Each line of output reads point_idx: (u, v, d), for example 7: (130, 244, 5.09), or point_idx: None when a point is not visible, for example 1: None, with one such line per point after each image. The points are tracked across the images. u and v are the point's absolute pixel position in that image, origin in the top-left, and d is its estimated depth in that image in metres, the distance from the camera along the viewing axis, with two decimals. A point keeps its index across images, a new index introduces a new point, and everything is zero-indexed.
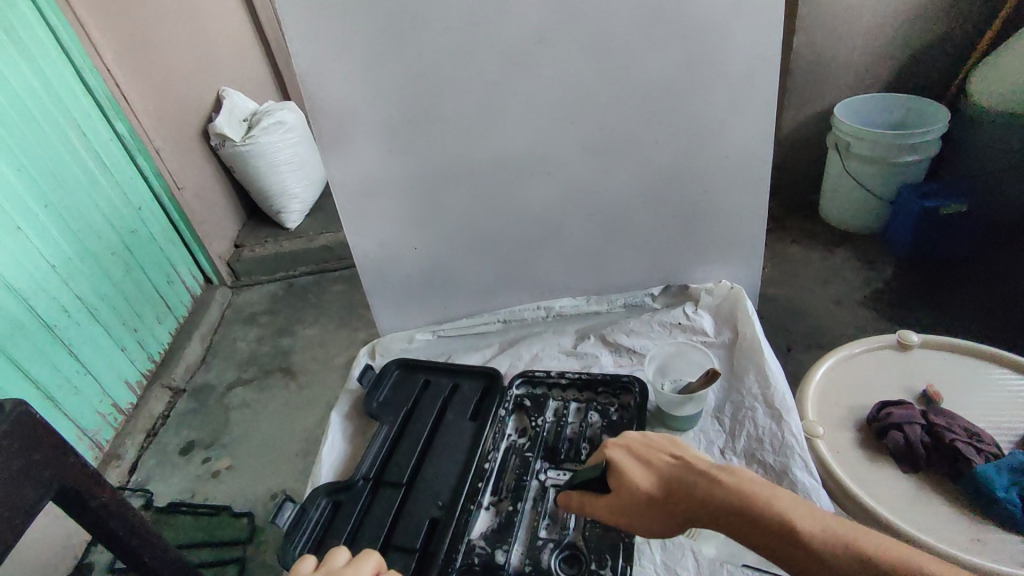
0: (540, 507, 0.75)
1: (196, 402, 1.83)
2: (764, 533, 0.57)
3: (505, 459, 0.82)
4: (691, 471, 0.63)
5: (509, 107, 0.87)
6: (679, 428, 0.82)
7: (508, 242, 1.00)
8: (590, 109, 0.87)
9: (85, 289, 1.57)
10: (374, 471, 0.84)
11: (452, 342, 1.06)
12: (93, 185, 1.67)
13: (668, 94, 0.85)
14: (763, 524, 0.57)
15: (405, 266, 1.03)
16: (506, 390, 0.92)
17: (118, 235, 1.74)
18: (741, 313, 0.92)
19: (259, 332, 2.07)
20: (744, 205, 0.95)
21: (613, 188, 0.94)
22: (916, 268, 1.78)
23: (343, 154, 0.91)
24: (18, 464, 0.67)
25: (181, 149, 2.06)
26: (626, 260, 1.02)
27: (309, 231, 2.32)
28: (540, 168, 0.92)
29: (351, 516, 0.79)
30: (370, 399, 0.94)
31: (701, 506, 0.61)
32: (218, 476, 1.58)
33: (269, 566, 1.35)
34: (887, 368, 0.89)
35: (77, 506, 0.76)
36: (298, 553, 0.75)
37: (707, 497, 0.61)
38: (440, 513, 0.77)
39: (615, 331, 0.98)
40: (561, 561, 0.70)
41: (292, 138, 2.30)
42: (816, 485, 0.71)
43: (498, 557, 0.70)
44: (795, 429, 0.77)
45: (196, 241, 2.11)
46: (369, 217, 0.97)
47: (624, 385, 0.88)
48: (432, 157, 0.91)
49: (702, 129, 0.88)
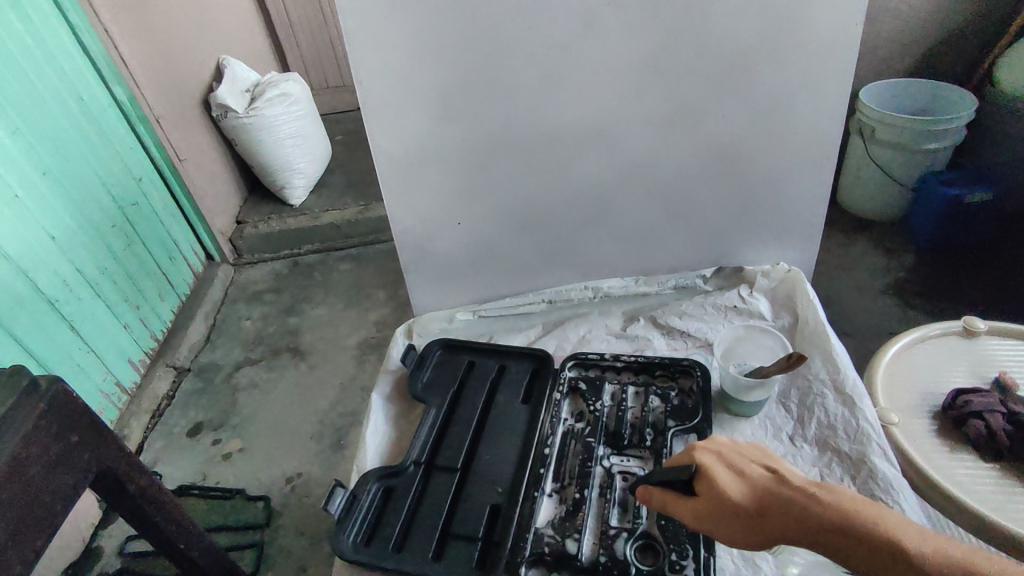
0: (608, 494, 0.73)
1: (201, 382, 1.77)
2: (869, 553, 0.52)
3: (565, 444, 0.79)
4: (789, 483, 0.58)
5: (571, 74, 0.82)
6: (743, 414, 0.80)
7: (556, 218, 0.96)
8: (656, 78, 0.82)
9: (87, 262, 1.50)
10: (425, 456, 0.81)
11: (494, 323, 1.02)
12: (92, 155, 1.57)
13: (740, 63, 0.81)
14: (870, 545, 0.52)
15: (446, 242, 0.98)
16: (558, 372, 0.88)
17: (119, 206, 1.65)
18: (800, 297, 0.90)
19: (265, 310, 2.01)
20: (806, 185, 0.92)
21: (672, 162, 0.90)
22: (937, 255, 1.77)
23: (389, 120, 0.85)
24: (58, 446, 0.62)
25: (182, 119, 1.96)
26: (677, 240, 0.98)
27: (314, 207, 2.24)
28: (597, 140, 0.88)
29: (405, 502, 0.76)
30: (414, 380, 0.90)
31: (797, 521, 0.56)
32: (230, 458, 1.52)
33: (289, 551, 1.31)
34: (957, 354, 0.87)
35: (113, 490, 0.71)
36: (353, 542, 0.72)
37: (805, 511, 0.56)
38: (501, 500, 0.75)
39: (666, 314, 0.95)
40: (637, 549, 0.68)
41: (296, 111, 2.19)
42: (897, 475, 0.69)
43: (568, 547, 0.68)
44: (869, 416, 0.74)
45: (197, 215, 2.02)
46: (412, 191, 0.92)
47: (683, 368, 0.85)
48: (484, 128, 0.86)
49: (770, 103, 0.84)
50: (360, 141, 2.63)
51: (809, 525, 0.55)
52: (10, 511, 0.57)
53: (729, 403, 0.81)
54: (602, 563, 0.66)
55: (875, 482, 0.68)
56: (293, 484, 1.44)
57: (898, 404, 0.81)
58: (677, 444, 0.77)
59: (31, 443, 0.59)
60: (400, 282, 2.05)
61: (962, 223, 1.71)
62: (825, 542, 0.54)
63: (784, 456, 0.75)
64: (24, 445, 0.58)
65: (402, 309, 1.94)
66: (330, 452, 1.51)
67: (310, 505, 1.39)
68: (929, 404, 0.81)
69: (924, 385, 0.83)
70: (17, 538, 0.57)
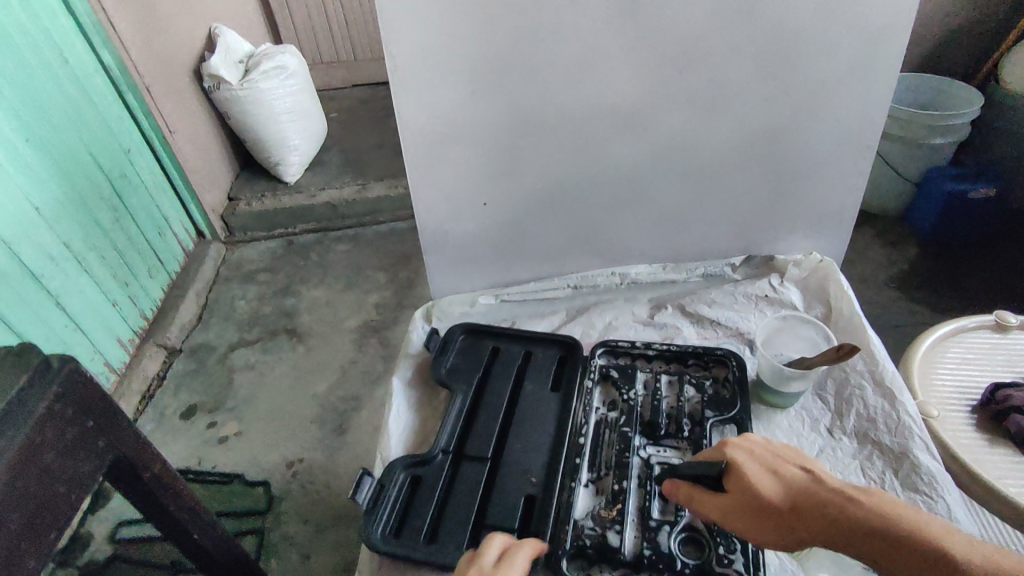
0: (648, 485, 0.71)
1: (194, 363, 1.71)
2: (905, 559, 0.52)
3: (599, 434, 0.77)
4: (826, 484, 0.57)
5: (616, 51, 0.78)
6: (779, 405, 0.79)
7: (587, 202, 0.92)
8: (701, 58, 0.78)
9: (74, 236, 1.41)
10: (453, 444, 0.78)
11: (517, 307, 0.99)
12: (78, 122, 1.47)
13: (789, 46, 0.78)
14: (910, 553, 0.52)
15: (472, 224, 0.94)
16: (588, 360, 0.86)
17: (108, 179, 1.56)
18: (832, 287, 0.90)
19: (259, 290, 1.95)
20: (843, 174, 0.90)
21: (710, 146, 0.87)
22: (938, 250, 1.79)
23: (419, 92, 0.79)
24: (72, 431, 0.56)
25: (173, 89, 1.84)
26: (708, 226, 0.96)
27: (310, 185, 2.17)
28: (635, 121, 0.84)
29: (435, 491, 0.73)
30: (438, 364, 0.87)
31: (834, 525, 0.55)
32: (226, 442, 1.48)
33: (291, 538, 1.28)
34: (994, 350, 0.90)
35: (126, 476, 0.65)
36: (382, 534, 0.69)
37: (844, 516, 0.55)
38: (536, 490, 0.73)
39: (696, 302, 0.93)
40: (681, 542, 0.66)
41: (292, 85, 2.08)
42: (940, 469, 0.69)
43: (610, 539, 0.67)
44: (909, 410, 0.74)
45: (188, 190, 1.92)
46: (437, 168, 0.87)
47: (718, 358, 0.84)
48: (521, 103, 0.81)
49: (817, 88, 0.82)
50: (355, 119, 2.56)
51: (847, 530, 0.54)
52: (21, 503, 0.51)
53: (766, 394, 0.80)
54: (647, 557, 0.65)
55: (918, 475, 0.68)
56: (294, 470, 1.41)
57: (936, 397, 0.84)
58: (715, 435, 0.75)
59: (44, 428, 0.53)
60: (399, 264, 2.00)
61: (963, 218, 1.72)
62: (862, 549, 0.54)
63: (824, 447, 0.74)
64: (36, 431, 0.52)
65: (403, 293, 1.90)
66: (332, 437, 1.47)
67: (313, 492, 1.36)
68: (966, 398, 0.85)
69: (961, 378, 0.86)
70: (29, 533, 0.51)
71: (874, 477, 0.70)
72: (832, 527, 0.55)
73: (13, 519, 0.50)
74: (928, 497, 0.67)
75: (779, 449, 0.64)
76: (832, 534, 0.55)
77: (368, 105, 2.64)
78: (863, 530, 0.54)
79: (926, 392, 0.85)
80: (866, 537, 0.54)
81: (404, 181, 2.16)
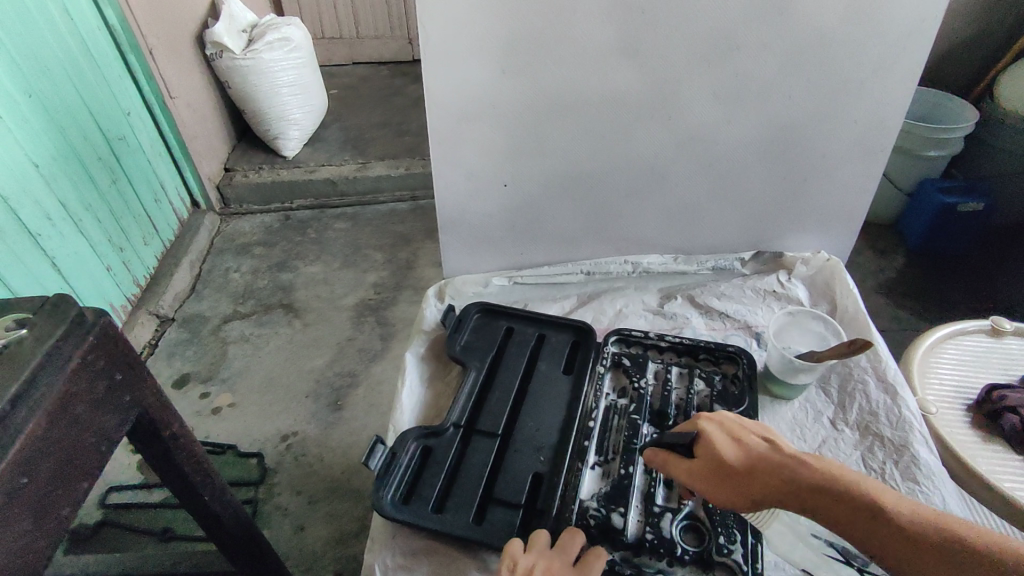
0: (653, 473, 0.73)
1: (186, 333, 1.68)
2: (850, 514, 0.50)
3: (607, 418, 0.79)
4: (784, 451, 0.56)
5: (649, 41, 0.78)
6: (784, 395, 0.83)
7: (607, 189, 0.94)
8: (732, 52, 0.80)
9: (70, 195, 1.37)
10: (464, 419, 0.80)
11: (529, 290, 1.01)
12: (77, 77, 1.42)
13: (818, 46, 0.80)
14: (859, 510, 0.50)
15: (490, 205, 0.94)
16: (602, 346, 0.88)
17: (106, 139, 1.52)
18: (838, 286, 0.95)
19: (254, 263, 1.92)
20: (852, 177, 0.94)
21: (732, 140, 0.89)
22: (926, 259, 1.84)
23: (451, 69, 0.79)
24: (102, 384, 0.56)
25: (176, 54, 1.80)
26: (720, 219, 0.99)
27: (310, 161, 2.14)
28: (661, 112, 0.85)
29: (445, 463, 0.75)
30: (453, 341, 0.88)
31: (785, 487, 0.54)
32: (219, 413, 1.47)
33: (285, 509, 1.28)
34: (989, 352, 0.96)
35: (145, 434, 0.65)
36: (392, 500, 0.70)
37: (793, 476, 0.54)
38: (544, 468, 0.75)
39: (705, 294, 0.97)
40: (683, 529, 0.69)
41: (296, 58, 2.04)
42: (937, 462, 0.72)
43: (615, 520, 0.68)
44: (909, 405, 0.78)
45: (186, 158, 1.88)
46: (462, 147, 0.87)
47: (729, 355, 0.86)
48: (550, 86, 0.82)
49: (839, 90, 0.84)
50: (356, 97, 2.53)
51: (796, 490, 0.53)
52: (55, 454, 0.51)
53: (773, 386, 0.83)
54: (650, 542, 0.67)
55: (918, 468, 0.72)
56: (288, 443, 1.40)
57: (935, 395, 0.90)
58: None
59: (78, 379, 0.53)
60: (398, 245, 2.00)
61: (951, 231, 1.77)
62: (812, 510, 0.52)
63: (827, 438, 0.77)
64: (71, 381, 0.52)
65: (401, 274, 1.89)
66: (327, 413, 1.47)
67: (307, 465, 1.36)
68: (963, 398, 0.90)
69: (958, 379, 0.92)
70: (61, 481, 0.52)
71: (875, 467, 0.73)
72: (783, 488, 0.54)
73: (48, 468, 0.50)
74: (923, 491, 0.70)
75: (753, 423, 0.63)
76: (783, 495, 0.54)
77: (369, 84, 2.62)
78: (812, 490, 0.52)
79: (927, 390, 0.90)
80: (814, 497, 0.52)
81: (405, 162, 2.15)
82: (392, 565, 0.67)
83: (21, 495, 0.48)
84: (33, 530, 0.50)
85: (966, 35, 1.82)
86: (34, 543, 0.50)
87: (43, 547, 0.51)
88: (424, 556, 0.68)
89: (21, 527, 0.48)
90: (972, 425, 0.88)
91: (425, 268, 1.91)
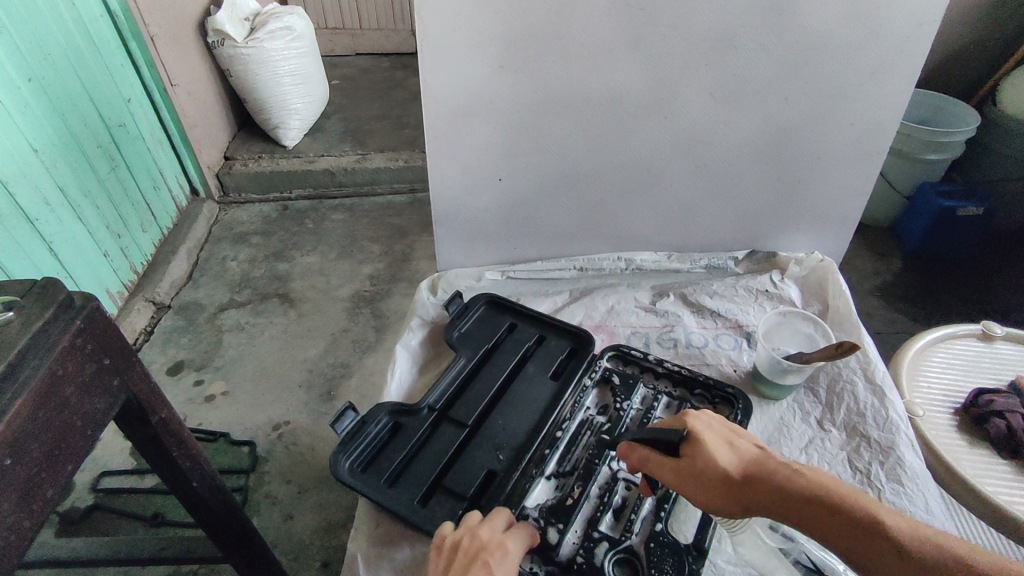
0: (606, 498, 0.72)
1: (183, 320, 1.69)
2: (845, 525, 0.51)
3: (579, 433, 0.79)
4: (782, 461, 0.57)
5: (647, 39, 0.78)
6: (774, 397, 0.83)
7: (603, 185, 0.94)
8: (730, 52, 0.80)
9: (70, 181, 1.38)
10: (441, 404, 0.83)
11: (522, 285, 1.01)
12: (80, 65, 1.42)
13: (816, 47, 0.80)
14: (853, 524, 0.51)
15: (484, 200, 0.94)
16: (596, 358, 0.87)
17: (106, 125, 1.51)
18: (831, 286, 0.95)
19: (251, 252, 1.92)
20: (847, 180, 0.94)
21: (728, 141, 0.89)
22: (922, 264, 1.84)
23: (447, 61, 0.78)
24: (90, 368, 0.56)
25: (179, 42, 1.79)
26: (714, 218, 0.99)
27: (309, 151, 2.14)
28: (658, 110, 0.85)
29: (409, 442, 0.78)
30: (452, 328, 0.91)
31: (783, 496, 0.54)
32: (212, 401, 1.47)
33: (276, 498, 1.29)
34: (979, 356, 0.96)
35: (134, 418, 0.65)
36: (349, 467, 0.74)
37: (791, 485, 0.54)
38: (500, 467, 0.76)
39: (698, 292, 0.97)
40: (615, 563, 0.67)
41: (298, 48, 2.02)
42: (921, 470, 0.73)
43: (549, 534, 0.68)
44: (897, 407, 0.78)
45: (186, 145, 1.87)
46: (457, 140, 0.87)
47: (726, 396, 0.82)
48: (546, 82, 0.81)
49: (837, 92, 0.84)
50: (357, 88, 2.52)
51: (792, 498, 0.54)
52: (42, 436, 0.51)
53: (763, 387, 0.83)
54: (579, 564, 0.66)
55: (899, 472, 0.72)
56: (280, 432, 1.41)
57: (924, 398, 0.90)
58: None
59: (65, 362, 0.53)
60: (395, 237, 2.00)
61: (949, 235, 1.76)
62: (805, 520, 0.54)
63: (813, 438, 0.78)
64: (58, 364, 0.52)
65: (397, 266, 1.89)
66: (319, 402, 1.47)
67: (298, 455, 1.36)
68: (952, 402, 0.90)
69: (947, 383, 0.92)
70: (47, 463, 0.52)
71: (860, 467, 0.74)
72: (779, 496, 0.55)
73: (35, 449, 0.50)
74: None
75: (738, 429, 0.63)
76: (776, 502, 0.55)
77: (371, 76, 2.61)
78: (809, 500, 0.53)
79: (915, 393, 0.90)
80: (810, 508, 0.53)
81: (404, 155, 2.15)
82: (371, 554, 0.69)
83: (8, 476, 0.48)
84: (19, 511, 0.50)
85: (972, 38, 1.80)
86: (20, 524, 0.50)
87: (28, 528, 0.51)
88: (409, 546, 0.69)
89: (6, 507, 0.49)
90: (959, 429, 0.88)
91: (422, 261, 1.91)
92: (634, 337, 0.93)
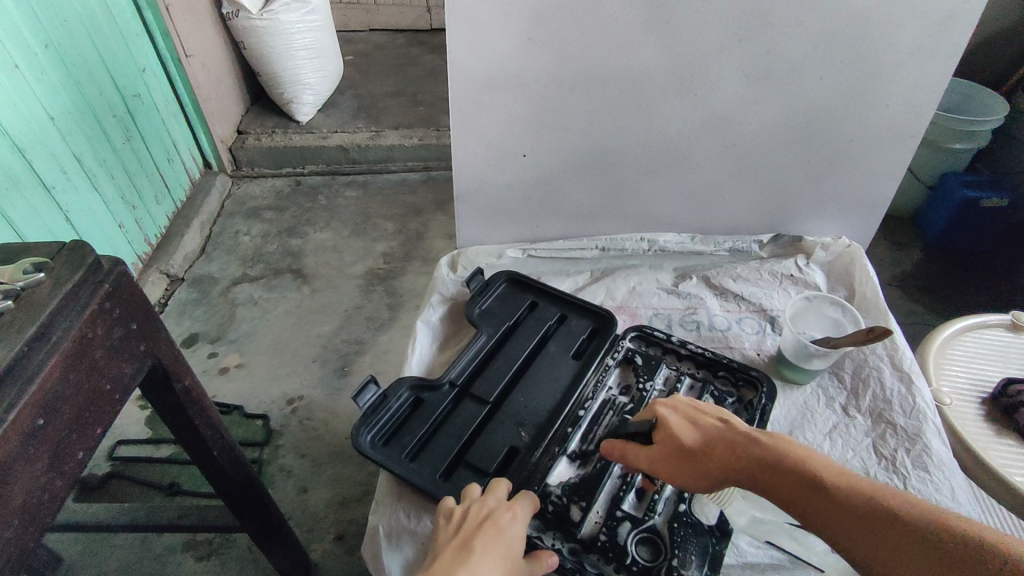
0: (629, 477, 0.72)
1: (196, 294, 1.69)
2: (795, 488, 0.53)
3: (602, 412, 0.78)
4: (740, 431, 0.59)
5: (681, 13, 0.76)
6: (797, 380, 0.82)
7: (628, 165, 0.93)
8: (765, 29, 0.77)
9: (85, 149, 1.37)
10: (462, 379, 0.82)
11: (543, 264, 1.00)
12: (95, 32, 1.40)
13: (857, 24, 0.77)
14: (789, 479, 0.54)
15: (508, 177, 0.93)
16: (618, 338, 0.87)
17: (119, 93, 1.49)
18: (858, 272, 0.94)
19: (264, 228, 1.91)
20: (879, 165, 0.92)
21: (758, 121, 0.87)
22: (943, 255, 1.82)
23: (476, 32, 0.76)
24: (119, 332, 0.55)
25: (193, 11, 1.76)
26: (740, 200, 0.98)
27: (323, 127, 2.12)
28: (688, 86, 0.83)
29: (430, 418, 0.77)
30: (473, 304, 0.90)
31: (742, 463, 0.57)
32: (226, 373, 1.48)
33: (289, 471, 1.30)
34: (1005, 346, 0.95)
35: (159, 386, 0.65)
36: (371, 441, 0.74)
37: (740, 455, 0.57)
38: (522, 444, 0.76)
39: (721, 275, 0.96)
40: (638, 542, 0.67)
41: (314, 21, 1.98)
42: (948, 457, 0.72)
43: (573, 512, 0.69)
44: (923, 395, 0.77)
45: (199, 117, 1.85)
46: (482, 115, 0.85)
47: (750, 379, 0.81)
48: (576, 56, 0.79)
49: (876, 71, 0.82)
50: (371, 64, 2.49)
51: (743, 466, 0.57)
52: (72, 398, 0.51)
53: (785, 370, 0.83)
54: (600, 542, 0.67)
55: (926, 460, 0.72)
56: (294, 407, 1.42)
57: (951, 386, 0.89)
58: None
59: (95, 325, 0.52)
60: (409, 216, 1.98)
61: (972, 226, 1.74)
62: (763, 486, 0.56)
63: (838, 424, 0.77)
64: (89, 327, 0.52)
65: (411, 245, 1.88)
66: (333, 378, 1.48)
67: (312, 429, 1.37)
68: (978, 391, 0.89)
69: (974, 372, 0.91)
70: (78, 425, 0.52)
71: (886, 454, 0.73)
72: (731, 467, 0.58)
73: (67, 410, 0.50)
74: None
75: (705, 405, 0.66)
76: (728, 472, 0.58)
77: (385, 51, 2.57)
78: (753, 464, 0.56)
79: (941, 380, 0.90)
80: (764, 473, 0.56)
81: (419, 133, 2.12)
82: (394, 527, 0.69)
83: (40, 436, 0.48)
84: (50, 473, 0.50)
85: (1007, 24, 1.74)
86: (52, 485, 0.50)
87: (59, 489, 0.51)
88: (430, 515, 0.70)
89: (38, 468, 0.48)
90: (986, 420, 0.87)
91: (436, 240, 1.90)
92: (656, 319, 0.92)
